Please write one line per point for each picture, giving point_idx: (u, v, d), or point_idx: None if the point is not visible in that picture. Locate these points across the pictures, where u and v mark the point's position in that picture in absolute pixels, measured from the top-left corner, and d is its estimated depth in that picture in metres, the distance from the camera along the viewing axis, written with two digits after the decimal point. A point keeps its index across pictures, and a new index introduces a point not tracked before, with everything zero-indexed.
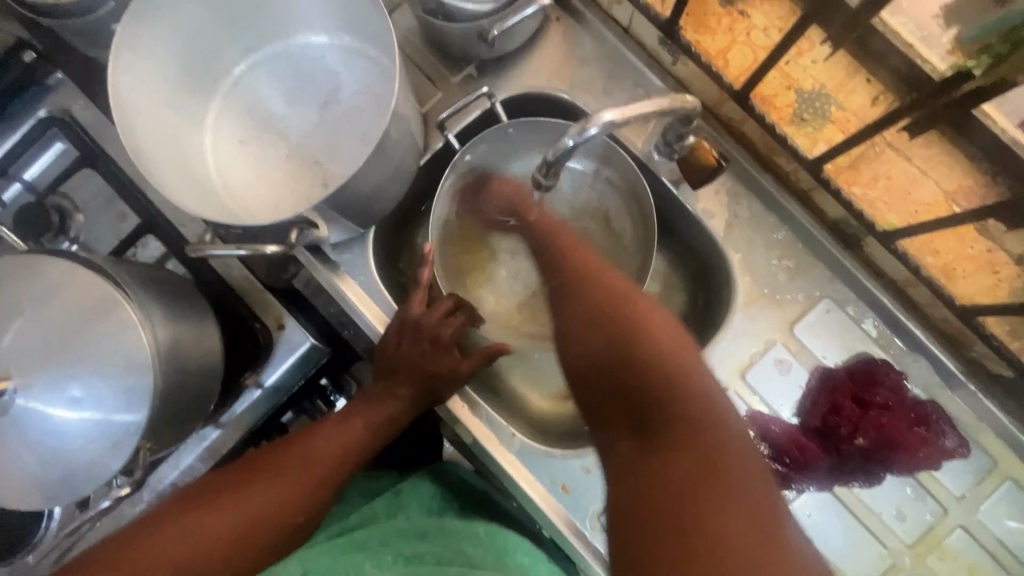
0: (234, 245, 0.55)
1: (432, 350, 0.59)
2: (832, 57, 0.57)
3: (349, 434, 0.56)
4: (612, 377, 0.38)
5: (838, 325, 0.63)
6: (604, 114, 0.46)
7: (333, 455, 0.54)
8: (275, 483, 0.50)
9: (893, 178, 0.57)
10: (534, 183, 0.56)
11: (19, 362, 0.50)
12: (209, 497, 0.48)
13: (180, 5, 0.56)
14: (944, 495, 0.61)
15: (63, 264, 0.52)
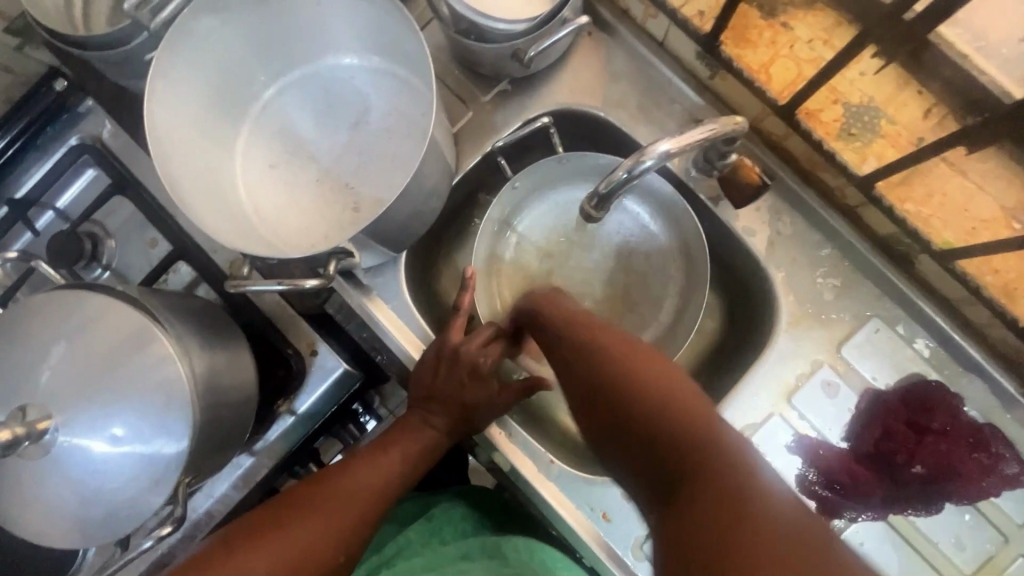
0: (272, 280, 0.54)
1: (470, 379, 0.57)
2: (883, 69, 0.54)
3: (387, 465, 0.55)
4: (641, 437, 0.38)
5: (888, 345, 0.61)
6: (659, 144, 0.45)
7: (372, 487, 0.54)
8: (318, 518, 0.49)
9: (947, 195, 0.55)
10: (585, 217, 0.54)
11: (61, 398, 0.50)
12: (253, 535, 0.47)
13: (212, 33, 0.55)
14: (1005, 523, 0.58)
15: (100, 298, 0.51)
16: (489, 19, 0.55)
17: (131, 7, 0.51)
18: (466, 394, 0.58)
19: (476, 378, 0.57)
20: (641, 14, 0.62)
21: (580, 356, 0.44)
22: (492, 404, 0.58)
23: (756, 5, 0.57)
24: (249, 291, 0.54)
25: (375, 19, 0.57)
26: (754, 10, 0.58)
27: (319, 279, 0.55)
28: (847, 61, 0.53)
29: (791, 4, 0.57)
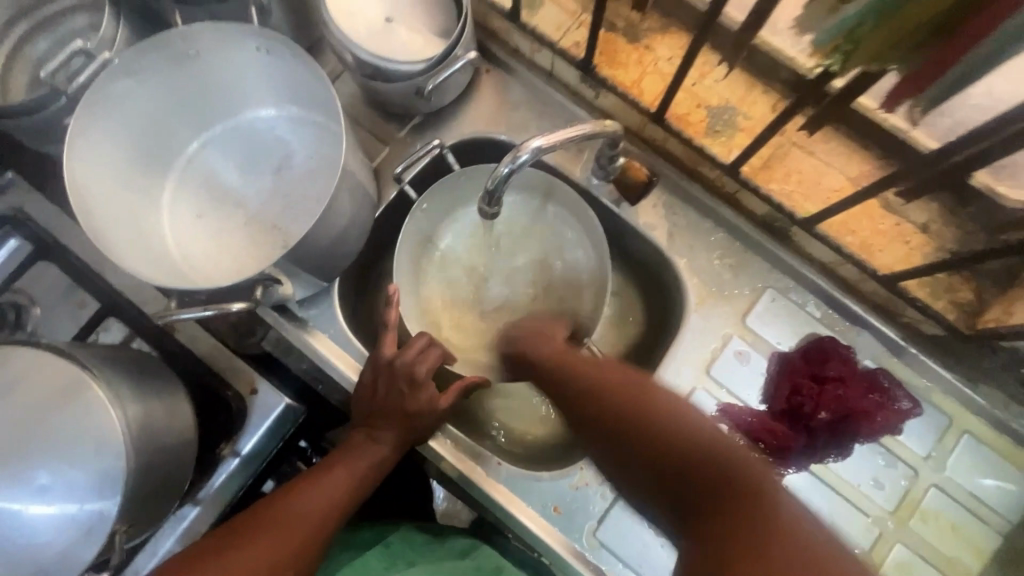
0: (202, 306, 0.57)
1: (409, 389, 0.59)
2: (732, 74, 0.64)
3: (334, 486, 0.56)
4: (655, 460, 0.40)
5: (784, 311, 0.68)
6: (532, 140, 0.51)
7: (317, 508, 0.54)
8: (261, 541, 0.50)
9: (803, 172, 0.63)
10: (483, 215, 0.59)
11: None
12: (192, 562, 0.47)
13: (131, 95, 0.59)
14: (912, 458, 0.65)
15: (25, 350, 0.51)
16: (389, 62, 0.61)
17: (48, 75, 0.54)
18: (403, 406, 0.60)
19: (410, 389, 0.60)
20: (529, 50, 0.71)
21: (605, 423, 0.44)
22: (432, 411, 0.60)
23: (620, 33, 0.67)
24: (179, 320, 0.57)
25: (286, 71, 0.62)
26: (619, 37, 0.67)
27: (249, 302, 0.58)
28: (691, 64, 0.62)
29: (650, 29, 0.66)
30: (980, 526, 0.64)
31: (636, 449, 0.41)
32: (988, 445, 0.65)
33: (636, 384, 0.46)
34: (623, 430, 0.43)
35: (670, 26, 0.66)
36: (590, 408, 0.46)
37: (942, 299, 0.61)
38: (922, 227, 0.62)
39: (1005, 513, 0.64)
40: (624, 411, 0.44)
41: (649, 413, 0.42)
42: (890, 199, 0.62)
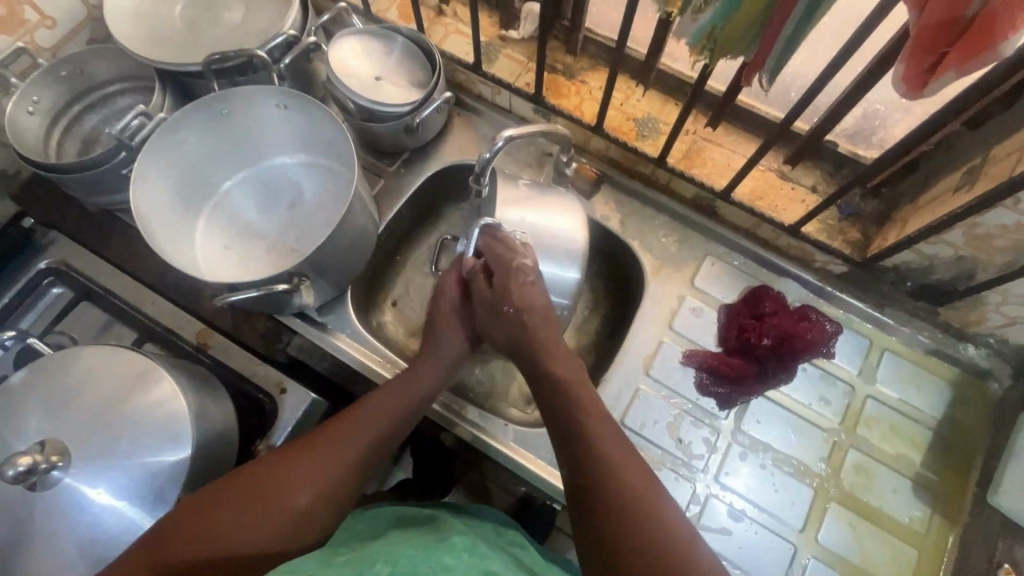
0: (249, 290, 0.66)
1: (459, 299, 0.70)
2: (649, 94, 0.83)
3: (373, 422, 0.61)
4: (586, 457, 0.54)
5: (723, 271, 0.82)
6: (505, 131, 0.64)
7: (353, 445, 0.58)
8: (297, 472, 0.55)
9: (715, 159, 0.81)
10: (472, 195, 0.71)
11: (70, 439, 0.57)
12: (247, 477, 0.53)
13: (177, 147, 0.73)
14: (847, 375, 0.78)
15: (101, 349, 0.62)
16: (382, 105, 0.78)
17: (116, 133, 0.68)
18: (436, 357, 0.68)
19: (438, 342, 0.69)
20: (491, 94, 0.89)
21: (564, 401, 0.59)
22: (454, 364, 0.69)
23: (560, 73, 0.86)
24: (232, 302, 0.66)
25: (300, 122, 0.78)
26: (560, 76, 0.86)
27: (289, 286, 0.67)
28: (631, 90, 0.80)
29: (582, 68, 0.86)
30: (914, 425, 0.76)
31: (584, 472, 0.53)
32: (907, 358, 0.79)
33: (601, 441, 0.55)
34: (581, 454, 0.54)
35: (597, 66, 0.86)
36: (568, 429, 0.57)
37: (837, 240, 0.77)
38: (812, 189, 0.79)
39: (931, 411, 0.77)
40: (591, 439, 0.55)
41: (631, 505, 0.49)
42: (784, 171, 0.80)
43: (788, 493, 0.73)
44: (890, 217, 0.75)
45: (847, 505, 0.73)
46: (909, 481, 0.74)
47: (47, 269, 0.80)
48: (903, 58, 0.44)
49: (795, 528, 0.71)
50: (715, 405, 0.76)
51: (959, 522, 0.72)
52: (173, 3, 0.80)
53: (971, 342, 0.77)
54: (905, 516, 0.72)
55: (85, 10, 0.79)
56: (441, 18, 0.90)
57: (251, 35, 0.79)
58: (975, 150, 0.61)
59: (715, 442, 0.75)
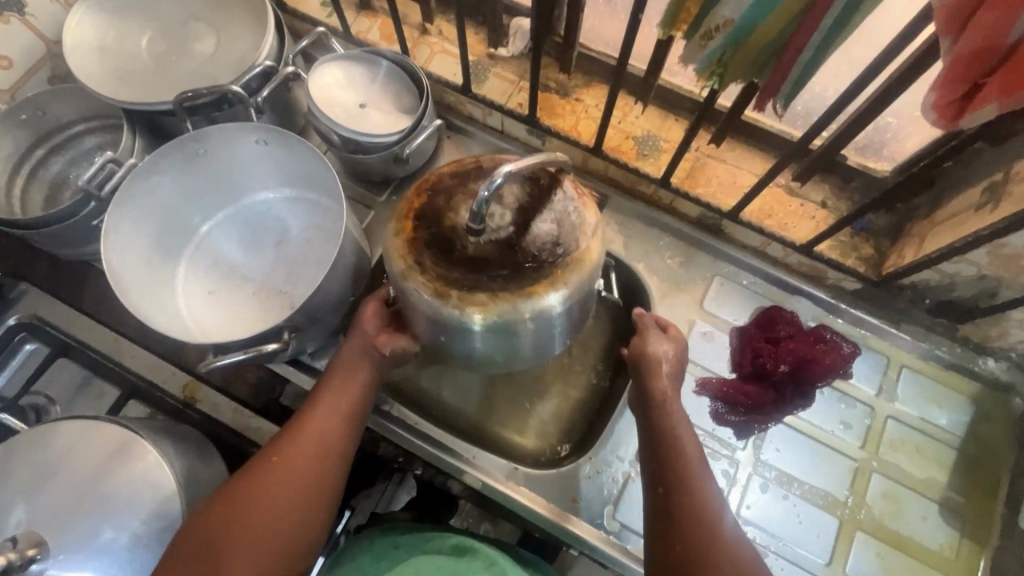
0: (238, 351, 0.60)
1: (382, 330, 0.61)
2: (648, 111, 0.80)
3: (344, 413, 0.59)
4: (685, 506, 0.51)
5: (732, 293, 0.79)
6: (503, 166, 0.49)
7: (306, 466, 0.55)
8: (284, 485, 0.53)
9: (720, 177, 0.78)
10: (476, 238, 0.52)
11: (50, 523, 0.54)
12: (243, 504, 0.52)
13: (152, 190, 0.68)
14: (866, 396, 0.75)
15: (78, 422, 0.58)
16: (368, 136, 0.73)
17: (84, 183, 0.64)
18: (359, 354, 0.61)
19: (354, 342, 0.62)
20: (482, 116, 0.85)
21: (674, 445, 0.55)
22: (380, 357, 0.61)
23: (554, 92, 0.82)
24: (220, 367, 0.59)
25: (282, 156, 0.73)
26: (554, 95, 0.82)
27: (279, 343, 0.61)
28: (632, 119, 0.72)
29: (577, 86, 0.82)
30: (938, 445, 0.74)
31: (680, 514, 0.50)
32: (927, 375, 0.76)
33: (705, 501, 0.51)
34: (680, 506, 0.51)
35: (592, 82, 0.82)
36: (668, 480, 0.52)
37: (850, 257, 0.74)
38: (822, 204, 0.76)
39: (953, 429, 0.74)
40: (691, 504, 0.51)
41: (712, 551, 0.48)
42: (792, 187, 0.77)
43: (812, 525, 0.70)
44: (905, 230, 0.72)
45: (873, 533, 0.70)
46: (935, 504, 0.71)
47: (17, 324, 0.75)
48: (933, 86, 0.41)
49: (821, 561, 0.69)
50: (732, 435, 0.73)
51: (987, 545, 0.70)
52: (140, 35, 0.75)
53: (991, 356, 0.75)
54: (933, 542, 0.70)
55: (45, 47, 0.74)
56: (425, 37, 0.85)
57: (226, 66, 0.74)
58: (996, 166, 0.58)
59: (734, 474, 0.72)
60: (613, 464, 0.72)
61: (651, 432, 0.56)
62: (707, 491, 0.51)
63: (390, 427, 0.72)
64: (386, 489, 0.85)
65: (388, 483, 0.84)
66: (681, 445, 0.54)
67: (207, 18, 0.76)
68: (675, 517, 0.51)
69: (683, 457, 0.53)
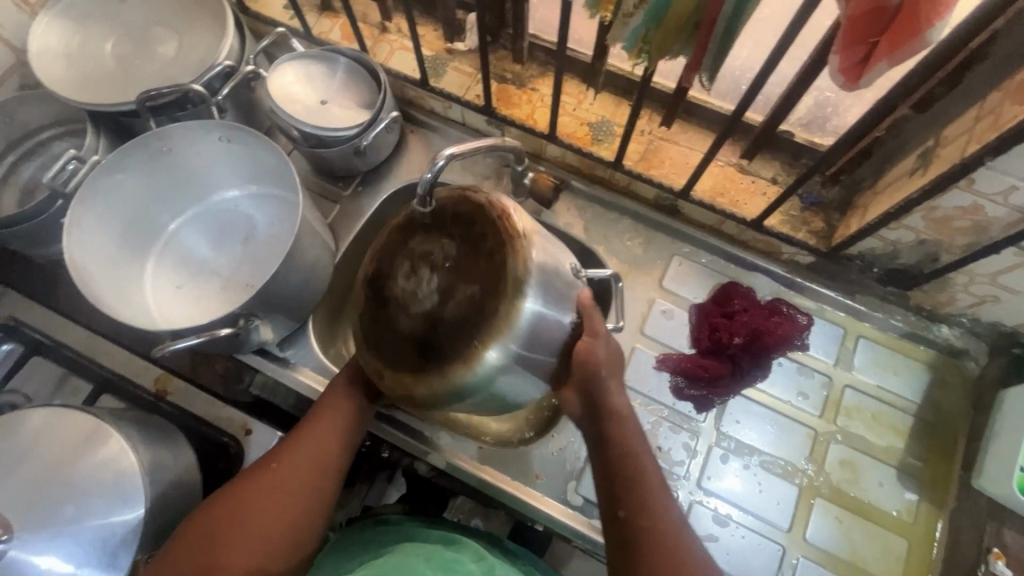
0: (193, 336, 0.62)
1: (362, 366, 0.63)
2: (601, 98, 0.82)
3: (333, 429, 0.61)
4: (626, 486, 0.54)
5: (690, 271, 0.81)
6: (445, 149, 0.56)
7: (300, 479, 0.57)
8: (279, 501, 0.55)
9: (674, 158, 0.80)
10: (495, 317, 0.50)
11: (19, 507, 0.55)
12: (239, 519, 0.53)
13: (116, 188, 0.70)
14: (824, 366, 0.77)
15: (48, 410, 0.60)
16: (327, 130, 0.75)
17: (49, 180, 0.66)
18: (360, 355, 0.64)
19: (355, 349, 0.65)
20: (443, 109, 0.87)
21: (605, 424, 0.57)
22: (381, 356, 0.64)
23: (510, 83, 0.84)
24: (175, 352, 0.61)
25: (243, 152, 0.75)
26: (510, 86, 0.84)
27: (235, 330, 0.63)
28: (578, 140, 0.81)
29: (532, 77, 0.84)
30: (894, 412, 0.75)
31: (625, 500, 0.53)
32: (881, 344, 0.78)
33: (651, 475, 0.54)
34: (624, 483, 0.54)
35: (547, 72, 0.84)
36: (632, 512, 0.52)
37: (801, 231, 0.76)
38: (772, 180, 0.78)
39: (910, 396, 0.76)
40: (653, 532, 0.51)
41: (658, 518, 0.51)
42: (742, 165, 0.78)
43: (773, 493, 0.71)
44: (852, 203, 0.73)
45: (832, 499, 0.71)
46: (893, 470, 0.73)
47: None
48: (838, 48, 0.43)
49: (782, 528, 0.70)
50: (693, 408, 0.75)
51: (945, 506, 0.71)
52: (103, 41, 0.77)
53: (945, 323, 0.76)
54: (891, 506, 0.71)
55: (13, 56, 0.76)
56: (385, 35, 0.88)
57: (187, 68, 0.77)
58: (927, 133, 0.60)
59: (695, 446, 0.73)
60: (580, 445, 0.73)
61: (613, 456, 0.55)
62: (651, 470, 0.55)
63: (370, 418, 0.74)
64: (373, 487, 0.87)
65: (379, 482, 0.87)
66: (647, 469, 0.54)
67: (170, 23, 0.79)
68: (624, 495, 0.54)
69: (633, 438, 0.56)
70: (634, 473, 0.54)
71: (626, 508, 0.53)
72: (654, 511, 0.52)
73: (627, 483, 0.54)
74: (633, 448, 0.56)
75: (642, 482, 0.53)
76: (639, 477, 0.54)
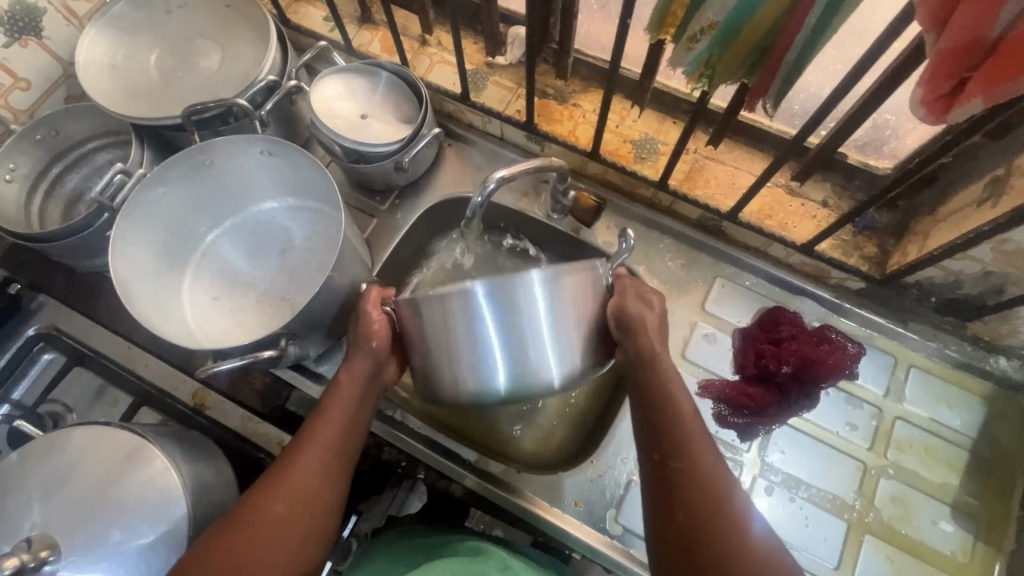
0: (234, 357, 0.61)
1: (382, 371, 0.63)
2: (645, 115, 0.80)
3: (329, 447, 0.58)
4: (675, 466, 0.53)
5: (734, 294, 0.79)
6: (496, 173, 0.56)
7: (300, 505, 0.54)
8: (280, 529, 0.53)
9: (720, 178, 0.78)
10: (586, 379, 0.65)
11: (65, 523, 0.55)
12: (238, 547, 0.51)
13: (158, 201, 0.70)
14: (873, 396, 0.74)
15: (92, 427, 0.60)
16: (369, 146, 0.75)
17: (96, 195, 0.66)
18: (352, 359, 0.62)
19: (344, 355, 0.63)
20: (482, 123, 0.86)
21: (652, 397, 0.56)
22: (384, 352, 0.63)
23: (552, 98, 0.82)
24: (217, 373, 0.60)
25: (283, 165, 0.75)
26: (552, 101, 0.82)
27: (276, 350, 0.62)
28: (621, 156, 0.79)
29: (574, 91, 0.82)
30: (948, 446, 0.72)
31: (671, 480, 0.52)
32: (934, 374, 0.75)
33: (702, 459, 0.52)
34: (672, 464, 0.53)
35: (589, 88, 0.82)
36: (665, 448, 0.54)
37: (853, 256, 0.73)
38: (823, 202, 0.75)
39: (964, 429, 0.73)
40: (700, 471, 0.52)
41: (708, 502, 0.50)
42: (792, 187, 0.76)
43: (820, 528, 0.69)
44: (909, 228, 0.71)
45: (883, 536, 0.69)
46: (947, 508, 0.70)
47: (36, 335, 0.78)
48: (922, 83, 0.41)
49: (830, 565, 0.68)
50: (735, 437, 0.73)
51: (1003, 548, 0.68)
52: (148, 54, 0.77)
53: (1003, 354, 0.73)
54: (946, 546, 0.68)
55: (60, 68, 0.77)
56: (425, 47, 0.87)
57: (230, 81, 0.77)
58: (999, 161, 0.57)
59: (738, 477, 0.71)
60: (618, 471, 0.72)
61: (650, 396, 0.57)
62: (703, 451, 0.53)
63: (404, 438, 0.73)
64: (396, 494, 0.84)
65: (403, 489, 0.84)
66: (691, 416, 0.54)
67: (213, 35, 0.79)
68: (670, 474, 0.53)
69: (685, 421, 0.54)
70: (685, 455, 0.53)
71: (664, 451, 0.54)
72: (698, 452, 0.53)
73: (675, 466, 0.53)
74: (685, 430, 0.54)
75: (694, 466, 0.52)
76: (689, 459, 0.52)
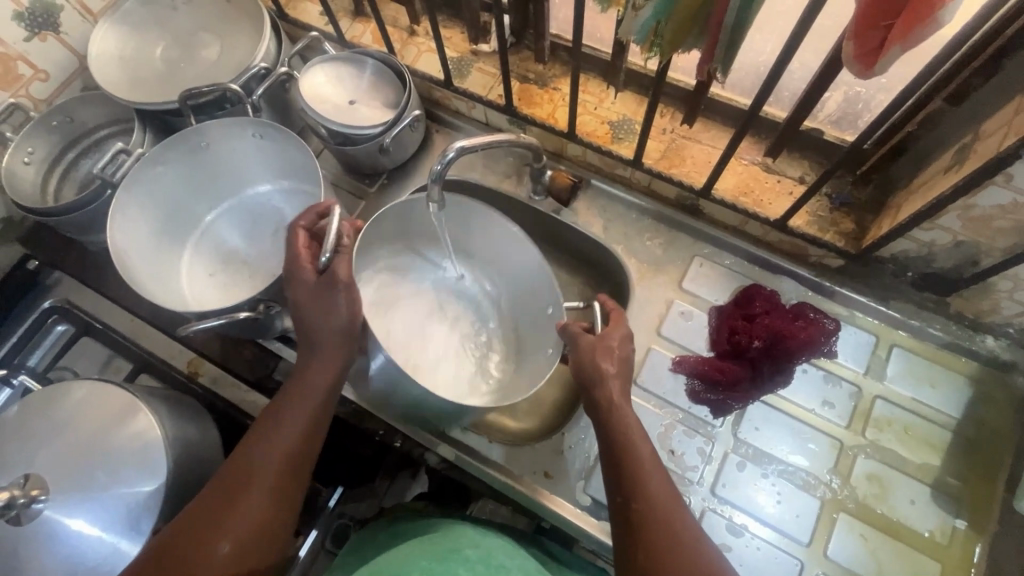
0: (215, 318, 0.65)
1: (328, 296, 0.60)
2: (622, 96, 0.82)
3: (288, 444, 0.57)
4: (630, 489, 0.53)
5: (711, 272, 0.79)
6: (457, 142, 0.60)
7: (256, 505, 0.53)
8: (230, 530, 0.51)
9: (696, 157, 0.78)
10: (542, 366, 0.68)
11: (55, 471, 0.60)
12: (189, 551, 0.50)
13: (158, 178, 0.76)
14: (852, 374, 0.73)
15: (87, 383, 0.64)
16: (354, 128, 0.78)
17: (99, 171, 0.72)
18: (309, 336, 0.60)
19: (302, 333, 0.60)
20: (467, 109, 0.89)
21: (608, 419, 0.57)
22: (347, 324, 0.59)
23: (532, 82, 0.85)
24: (197, 331, 0.64)
25: (275, 148, 0.79)
26: (533, 85, 0.85)
27: (254, 314, 0.66)
28: (598, 137, 0.81)
29: (554, 75, 0.85)
30: (930, 426, 0.70)
31: (631, 501, 0.53)
32: (917, 353, 0.74)
33: (657, 480, 0.53)
34: (631, 484, 0.53)
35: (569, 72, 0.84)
36: (619, 469, 0.55)
37: (830, 232, 0.73)
38: (799, 179, 0.75)
39: (948, 410, 0.71)
40: (654, 518, 0.51)
41: (665, 526, 0.50)
42: (768, 164, 0.76)
43: (792, 505, 0.68)
44: (885, 203, 0.70)
45: (857, 515, 0.68)
46: (927, 489, 0.68)
47: (50, 307, 0.82)
48: (851, 36, 0.41)
49: (802, 542, 0.67)
50: (709, 413, 0.73)
51: (986, 531, 0.66)
52: (155, 46, 0.83)
53: (990, 333, 0.71)
54: (923, 527, 0.67)
55: (76, 60, 0.84)
56: (413, 38, 0.91)
57: (227, 69, 0.82)
58: (964, 127, 0.57)
59: (710, 452, 0.71)
60: (590, 445, 0.73)
61: (601, 420, 0.58)
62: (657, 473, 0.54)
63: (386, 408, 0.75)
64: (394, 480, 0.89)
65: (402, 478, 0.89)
66: (645, 465, 0.54)
67: (213, 28, 0.85)
68: (633, 498, 0.53)
69: (635, 443, 0.55)
70: (641, 476, 0.53)
71: (624, 494, 0.54)
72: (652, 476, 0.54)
73: (635, 488, 0.53)
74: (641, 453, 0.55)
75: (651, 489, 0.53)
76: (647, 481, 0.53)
